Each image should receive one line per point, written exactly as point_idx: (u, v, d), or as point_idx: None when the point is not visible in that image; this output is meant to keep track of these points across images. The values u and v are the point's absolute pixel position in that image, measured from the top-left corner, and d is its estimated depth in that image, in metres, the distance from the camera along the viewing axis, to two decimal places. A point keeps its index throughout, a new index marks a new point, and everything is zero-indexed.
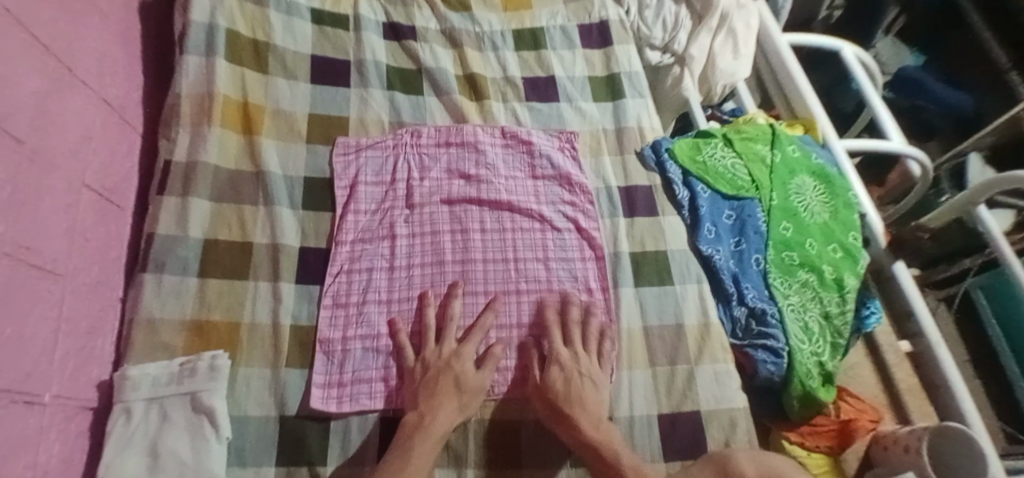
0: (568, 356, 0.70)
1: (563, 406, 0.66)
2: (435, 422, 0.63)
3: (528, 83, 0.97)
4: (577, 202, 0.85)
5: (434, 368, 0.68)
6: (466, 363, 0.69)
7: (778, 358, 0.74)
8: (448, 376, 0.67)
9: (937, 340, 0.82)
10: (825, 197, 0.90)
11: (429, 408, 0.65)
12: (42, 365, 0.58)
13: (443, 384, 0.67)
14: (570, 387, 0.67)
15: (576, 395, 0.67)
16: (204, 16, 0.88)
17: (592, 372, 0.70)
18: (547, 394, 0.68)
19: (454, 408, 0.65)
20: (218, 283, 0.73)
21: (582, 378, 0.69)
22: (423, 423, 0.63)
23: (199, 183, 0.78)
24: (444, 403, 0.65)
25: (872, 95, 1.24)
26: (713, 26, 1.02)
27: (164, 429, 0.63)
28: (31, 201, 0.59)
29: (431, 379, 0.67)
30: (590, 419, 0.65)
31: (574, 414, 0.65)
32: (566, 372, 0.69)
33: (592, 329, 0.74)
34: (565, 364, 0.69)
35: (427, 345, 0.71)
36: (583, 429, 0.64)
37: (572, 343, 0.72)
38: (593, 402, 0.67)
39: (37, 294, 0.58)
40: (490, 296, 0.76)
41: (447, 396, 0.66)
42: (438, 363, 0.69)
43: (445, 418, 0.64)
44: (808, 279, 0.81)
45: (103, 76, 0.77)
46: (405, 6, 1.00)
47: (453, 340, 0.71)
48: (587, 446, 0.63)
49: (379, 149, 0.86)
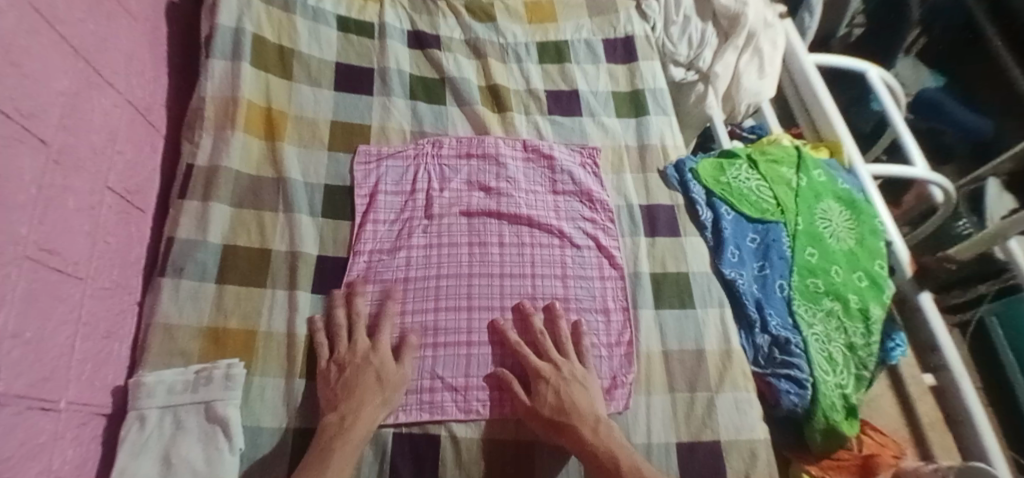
0: (550, 371, 0.68)
1: (560, 418, 0.64)
2: (357, 424, 0.62)
3: (551, 96, 0.96)
4: (597, 219, 0.84)
5: (351, 366, 0.67)
6: (384, 356, 0.68)
7: (802, 389, 0.73)
8: (368, 376, 0.66)
9: (961, 372, 0.80)
10: (851, 223, 0.88)
11: (350, 411, 0.63)
12: (59, 370, 0.57)
13: (363, 383, 0.65)
14: (563, 401, 0.66)
15: (571, 405, 0.65)
16: (230, 20, 0.88)
17: (578, 376, 0.69)
18: (542, 411, 0.65)
19: (376, 405, 0.65)
20: (235, 290, 0.72)
21: (579, 386, 0.67)
22: (344, 428, 0.62)
23: (221, 188, 0.77)
24: (365, 401, 0.64)
25: (897, 118, 1.21)
26: (739, 44, 1.01)
27: (177, 437, 0.62)
28: (55, 203, 0.59)
29: (349, 378, 0.66)
30: (589, 425, 0.64)
31: (574, 425, 0.64)
32: (563, 384, 0.67)
33: (568, 338, 0.72)
34: (552, 381, 0.67)
35: (339, 342, 0.70)
36: (586, 438, 0.63)
37: (566, 353, 0.71)
38: (587, 407, 0.65)
39: (57, 297, 0.58)
40: (396, 293, 0.75)
41: (371, 394, 0.65)
42: (355, 360, 0.68)
43: (367, 416, 0.64)
44: (833, 308, 0.80)
45: (130, 78, 0.77)
46: (430, 14, 1.00)
47: (365, 338, 0.70)
48: (591, 456, 0.62)
49: (400, 159, 0.85)
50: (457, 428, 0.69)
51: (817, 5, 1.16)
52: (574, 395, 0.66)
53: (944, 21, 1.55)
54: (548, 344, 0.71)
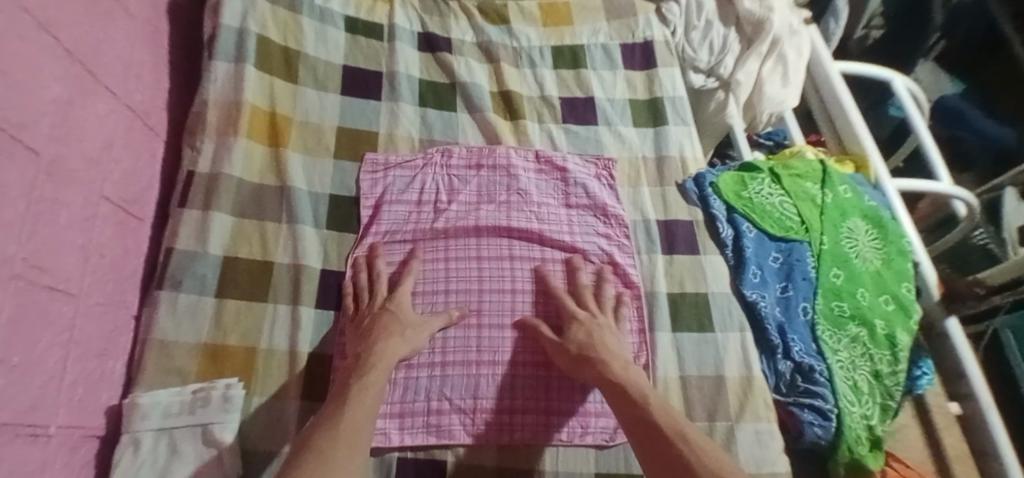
0: (584, 316, 0.70)
1: (586, 351, 0.65)
2: (372, 360, 0.62)
3: (565, 103, 0.92)
4: (612, 234, 0.80)
5: (368, 317, 0.68)
6: (401, 305, 0.69)
7: (827, 420, 0.70)
8: (385, 315, 0.68)
9: (988, 403, 0.77)
10: (878, 243, 0.84)
11: (365, 348, 0.64)
12: (48, 395, 0.54)
13: (382, 320, 0.67)
14: (592, 339, 0.67)
15: (599, 342, 0.66)
16: (235, 20, 0.85)
17: (611, 328, 0.70)
18: (570, 346, 0.66)
19: (397, 340, 0.65)
20: (235, 305, 0.69)
21: (609, 333, 0.69)
22: (358, 365, 0.62)
23: (222, 196, 0.74)
24: (382, 337, 0.65)
25: (921, 127, 1.16)
26: (763, 51, 0.96)
27: (173, 462, 0.59)
28: (45, 217, 0.56)
29: (375, 321, 0.67)
30: (618, 362, 0.64)
31: (601, 356, 0.64)
32: (592, 325, 0.69)
33: (610, 299, 0.74)
34: (584, 324, 0.69)
35: (361, 301, 0.70)
36: (611, 369, 0.63)
37: (603, 310, 0.72)
38: (615, 347, 0.67)
39: (47, 317, 0.55)
40: (408, 251, 0.76)
41: (389, 332, 0.65)
42: (372, 311, 0.69)
43: (385, 350, 0.63)
44: (859, 334, 0.76)
45: (128, 82, 0.73)
46: (441, 16, 0.96)
47: (384, 292, 0.71)
48: (614, 387, 0.62)
49: (408, 169, 0.82)
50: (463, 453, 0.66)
51: (843, 10, 1.11)
52: (604, 336, 0.68)
53: (966, 24, 1.49)
54: (587, 296, 0.73)
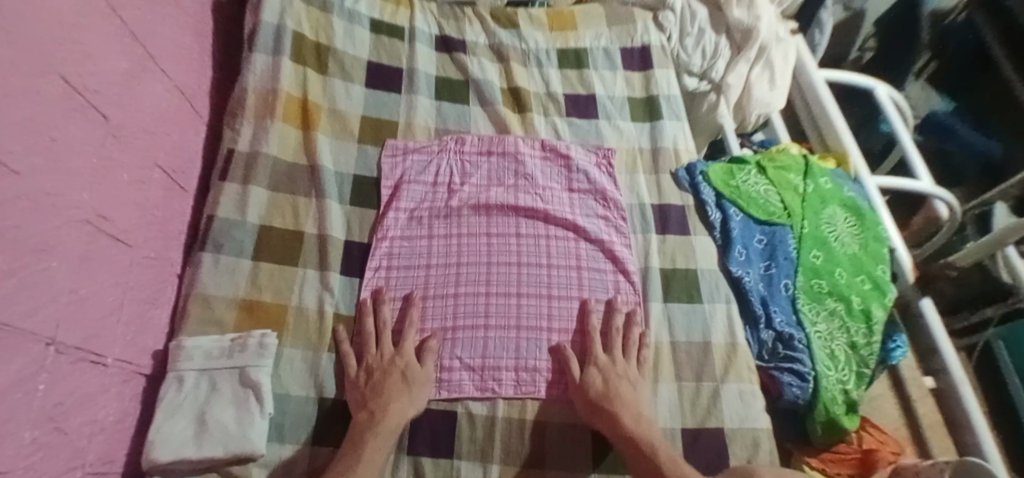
0: (606, 363, 0.73)
1: (603, 402, 0.69)
2: (385, 416, 0.66)
3: (569, 99, 1.00)
4: (610, 217, 0.88)
5: (378, 371, 0.70)
6: (408, 358, 0.71)
7: (804, 381, 0.76)
8: (395, 375, 0.70)
9: (960, 378, 0.82)
10: (856, 229, 0.91)
11: (379, 406, 0.67)
12: (106, 329, 0.61)
13: (392, 383, 0.69)
14: (609, 388, 0.70)
15: (614, 393, 0.70)
16: (273, 18, 0.94)
17: (629, 376, 0.72)
18: (590, 392, 0.70)
19: (407, 401, 0.68)
20: (269, 267, 0.77)
21: (625, 383, 0.71)
22: (374, 423, 0.65)
23: (259, 172, 0.82)
24: (394, 397, 0.68)
25: (902, 133, 1.23)
26: (751, 57, 1.05)
27: (212, 399, 0.68)
28: (111, 173, 0.64)
29: (379, 383, 0.69)
30: (631, 415, 0.68)
31: (616, 410, 0.68)
32: (612, 377, 0.71)
33: (635, 342, 0.76)
34: (602, 368, 0.72)
35: (368, 349, 0.72)
36: (624, 424, 0.67)
37: (627, 355, 0.74)
38: (631, 397, 0.70)
39: (108, 261, 0.63)
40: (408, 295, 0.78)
41: (398, 391, 0.68)
42: (382, 365, 0.71)
43: (398, 412, 0.67)
44: (836, 308, 0.83)
45: (178, 66, 0.82)
46: (457, 20, 1.05)
47: (391, 345, 0.73)
48: (628, 441, 0.66)
49: (425, 153, 0.90)
50: (473, 405, 0.72)
51: (828, 22, 1.21)
52: (620, 389, 0.70)
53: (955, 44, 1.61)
54: (614, 338, 0.76)
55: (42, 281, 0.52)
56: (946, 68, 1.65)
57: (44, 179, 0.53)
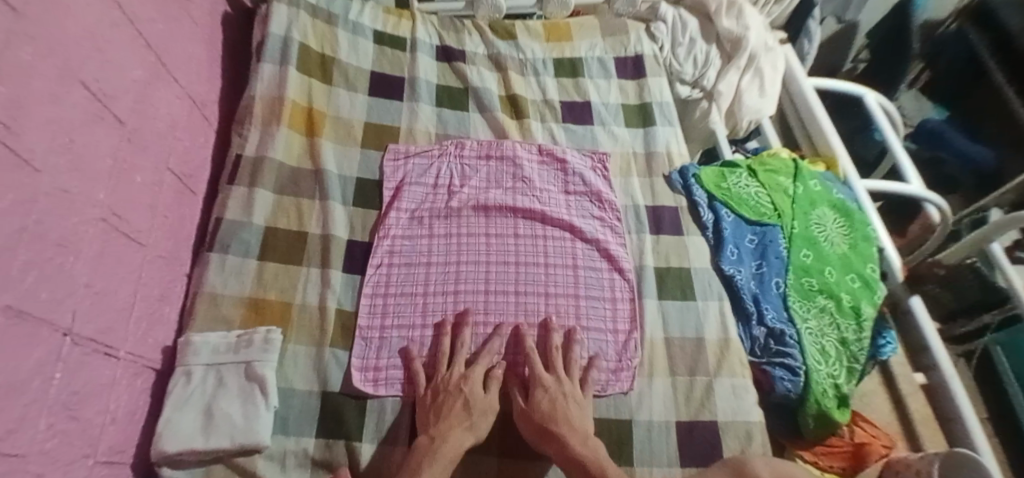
0: (551, 382, 0.72)
1: (548, 424, 0.68)
2: (446, 445, 0.65)
3: (565, 106, 1.04)
4: (605, 217, 0.90)
5: (442, 393, 0.71)
6: (474, 385, 0.71)
7: (795, 376, 0.79)
8: (456, 400, 0.70)
9: (950, 373, 0.84)
10: (845, 229, 0.94)
11: (439, 432, 0.66)
12: (119, 323, 0.64)
13: (452, 407, 0.69)
14: (555, 410, 0.69)
15: (562, 414, 0.69)
16: (280, 30, 0.98)
17: (575, 397, 0.72)
18: (534, 415, 0.70)
19: (466, 428, 0.67)
20: (275, 266, 0.80)
21: (575, 406, 0.71)
22: (433, 447, 0.64)
23: (266, 176, 0.85)
24: (455, 424, 0.67)
25: (893, 139, 1.26)
26: (741, 65, 1.08)
27: (219, 392, 0.70)
28: (126, 174, 0.67)
29: (442, 402, 0.70)
30: (577, 436, 0.67)
31: (561, 431, 0.67)
32: (562, 400, 0.70)
33: (578, 365, 0.75)
34: (549, 388, 0.71)
35: (439, 370, 0.73)
36: (569, 444, 0.66)
37: (573, 374, 0.74)
38: (577, 421, 0.69)
39: (122, 258, 0.65)
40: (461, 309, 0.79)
41: (459, 420, 0.68)
42: (447, 388, 0.71)
43: (454, 441, 0.66)
44: (827, 305, 0.85)
45: (189, 75, 0.86)
46: (457, 31, 1.09)
47: (463, 365, 0.73)
48: (572, 463, 0.65)
49: (426, 157, 0.93)
50: None
51: (815, 32, 1.25)
52: (569, 410, 0.70)
53: (950, 54, 1.66)
54: (556, 359, 0.75)
55: (59, 273, 0.54)
56: (940, 77, 1.70)
57: (63, 177, 0.56)
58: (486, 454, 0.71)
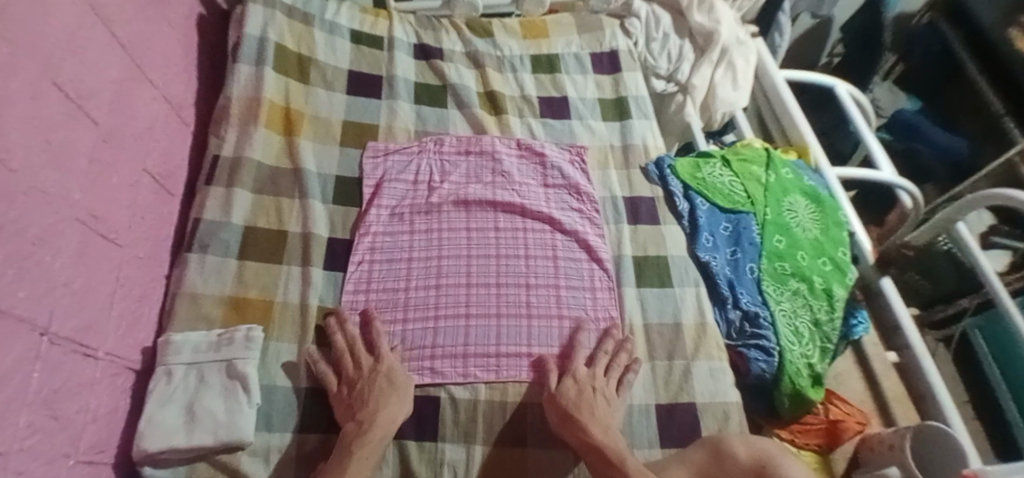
0: (586, 376, 0.73)
1: (573, 411, 0.69)
2: (374, 425, 0.66)
3: (543, 101, 1.05)
4: (584, 209, 0.92)
5: (360, 381, 0.71)
6: (389, 365, 0.72)
7: (770, 356, 0.81)
8: (376, 380, 0.71)
9: (921, 350, 0.87)
10: (817, 215, 0.97)
11: (367, 414, 0.67)
12: (98, 323, 0.64)
13: (370, 385, 0.70)
14: (582, 400, 0.70)
15: (587, 404, 0.70)
16: (257, 31, 0.99)
17: (607, 393, 0.73)
18: (562, 401, 0.70)
19: (395, 404, 0.69)
20: (255, 265, 0.80)
21: (604, 400, 0.72)
22: (360, 431, 0.65)
23: (244, 175, 0.86)
24: (381, 403, 0.68)
25: (864, 128, 1.29)
26: (714, 59, 1.11)
27: (201, 390, 0.70)
28: (104, 176, 0.67)
29: (363, 388, 0.70)
30: (599, 426, 0.68)
31: (584, 419, 0.68)
32: (591, 394, 0.71)
33: (621, 367, 0.76)
34: (580, 381, 0.72)
35: (346, 365, 0.73)
36: (593, 433, 0.67)
37: (608, 373, 0.75)
38: (603, 414, 0.70)
39: (101, 258, 0.65)
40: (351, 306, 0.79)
41: (383, 395, 0.69)
42: (362, 376, 0.71)
43: (386, 416, 0.67)
44: (799, 288, 0.88)
45: (166, 77, 0.86)
46: (434, 30, 1.10)
47: (368, 355, 0.73)
48: (591, 448, 0.66)
49: (405, 154, 0.94)
50: (455, 390, 0.74)
51: (786, 26, 1.27)
52: (596, 404, 0.71)
53: (921, 48, 1.70)
54: (599, 360, 0.76)
55: (38, 272, 0.55)
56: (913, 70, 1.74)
57: (40, 177, 0.56)
58: (470, 443, 0.71)
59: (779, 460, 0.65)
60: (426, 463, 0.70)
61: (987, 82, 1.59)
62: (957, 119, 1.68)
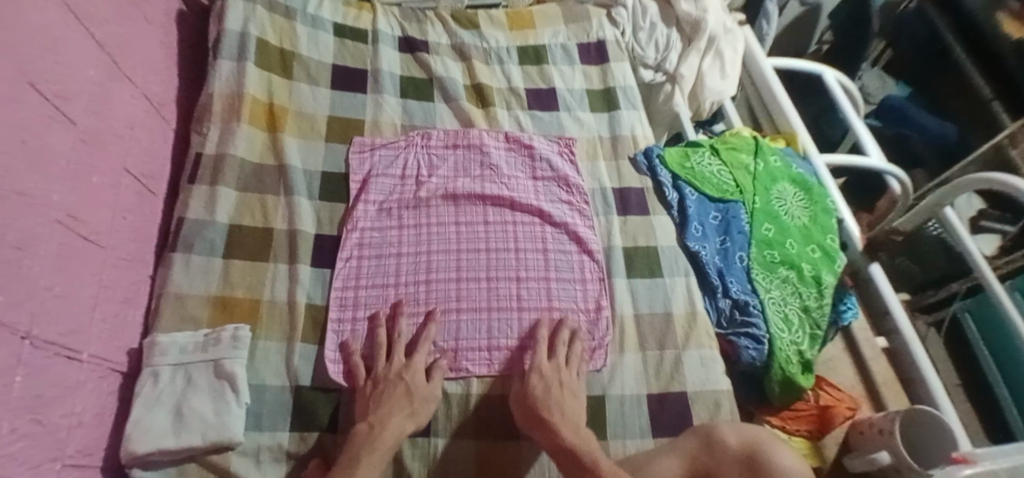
0: (550, 368, 0.72)
1: (542, 413, 0.68)
2: (384, 432, 0.65)
3: (530, 93, 1.05)
4: (573, 201, 0.91)
5: (382, 383, 0.70)
6: (414, 374, 0.71)
7: (760, 344, 0.82)
8: (398, 385, 0.70)
9: (912, 337, 0.87)
10: (805, 202, 0.97)
11: (378, 419, 0.66)
12: (82, 326, 0.63)
13: (392, 389, 0.69)
14: (548, 396, 0.69)
15: (555, 403, 0.69)
16: (238, 26, 0.97)
17: (570, 385, 0.72)
18: (529, 401, 0.69)
19: (405, 415, 0.67)
20: (240, 264, 0.79)
21: (570, 395, 0.71)
22: (371, 436, 0.64)
23: (228, 174, 0.85)
24: (393, 411, 0.67)
25: (852, 115, 1.29)
26: (702, 48, 1.10)
27: (189, 391, 0.69)
28: (84, 177, 0.66)
29: (383, 391, 0.69)
30: (571, 428, 0.67)
31: (553, 421, 0.67)
32: (555, 389, 0.70)
33: (579, 354, 0.75)
34: (545, 375, 0.71)
35: (378, 362, 0.73)
36: (562, 435, 0.66)
37: (571, 365, 0.74)
38: (570, 409, 0.69)
39: (83, 261, 0.64)
40: (358, 300, 0.79)
41: (399, 408, 0.67)
42: (388, 377, 0.71)
43: (396, 426, 0.66)
44: (788, 276, 0.88)
45: (145, 75, 0.85)
46: (419, 23, 1.09)
47: (401, 356, 0.73)
48: (563, 450, 0.65)
49: (392, 148, 0.93)
50: (448, 386, 0.74)
51: (774, 14, 1.27)
52: (563, 401, 0.69)
53: (908, 34, 1.73)
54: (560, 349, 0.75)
55: (17, 277, 0.54)
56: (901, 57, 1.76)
57: (17, 180, 0.55)
58: (464, 439, 0.71)
59: (768, 447, 0.66)
60: (419, 459, 0.70)
61: (975, 68, 1.61)
62: (944, 103, 1.68)
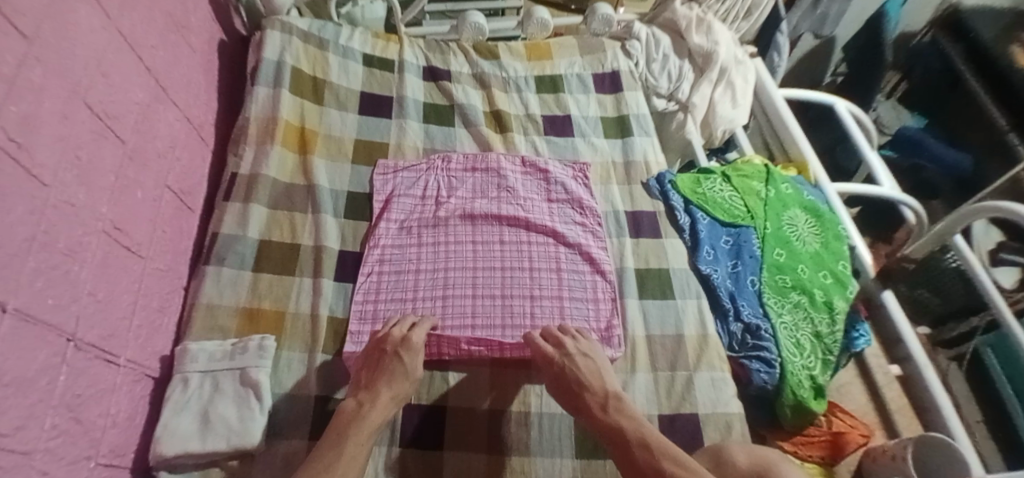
0: (552, 352, 0.73)
1: (579, 386, 0.70)
2: (373, 408, 0.66)
3: (547, 120, 1.09)
4: (587, 223, 0.94)
5: (374, 360, 0.72)
6: (410, 347, 0.72)
7: (771, 368, 0.83)
8: (396, 364, 0.71)
9: (926, 365, 0.87)
10: (817, 229, 0.99)
11: (369, 397, 0.67)
12: (120, 331, 0.67)
13: (391, 369, 0.70)
14: (566, 374, 0.71)
15: (579, 379, 0.71)
16: (275, 54, 1.04)
17: (580, 352, 0.74)
18: (556, 376, 0.72)
19: (394, 388, 0.69)
20: (269, 277, 0.83)
21: (582, 358, 0.73)
22: (359, 413, 0.66)
23: (260, 191, 0.89)
24: (383, 385, 0.69)
25: (863, 146, 1.30)
26: (713, 78, 1.14)
27: (215, 397, 0.72)
28: (128, 192, 0.71)
29: (381, 366, 0.71)
30: (598, 397, 0.69)
31: (584, 392, 0.70)
32: (567, 361, 0.72)
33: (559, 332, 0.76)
34: (559, 363, 0.72)
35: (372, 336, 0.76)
36: (596, 415, 0.67)
37: (565, 334, 0.76)
38: (596, 380, 0.71)
39: (123, 269, 0.68)
40: (372, 316, 0.81)
41: (388, 379, 0.69)
42: (374, 355, 0.73)
43: (383, 398, 0.67)
44: (800, 300, 0.90)
45: (188, 99, 0.90)
46: (443, 53, 1.15)
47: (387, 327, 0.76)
48: (606, 427, 0.66)
49: (413, 171, 0.97)
50: (461, 401, 0.77)
51: (785, 46, 1.30)
52: (580, 371, 0.71)
53: (923, 66, 1.76)
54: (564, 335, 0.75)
55: (64, 281, 0.57)
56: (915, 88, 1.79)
57: (69, 191, 0.59)
58: (474, 451, 0.73)
59: (779, 467, 0.65)
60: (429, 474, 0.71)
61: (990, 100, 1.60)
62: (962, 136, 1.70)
